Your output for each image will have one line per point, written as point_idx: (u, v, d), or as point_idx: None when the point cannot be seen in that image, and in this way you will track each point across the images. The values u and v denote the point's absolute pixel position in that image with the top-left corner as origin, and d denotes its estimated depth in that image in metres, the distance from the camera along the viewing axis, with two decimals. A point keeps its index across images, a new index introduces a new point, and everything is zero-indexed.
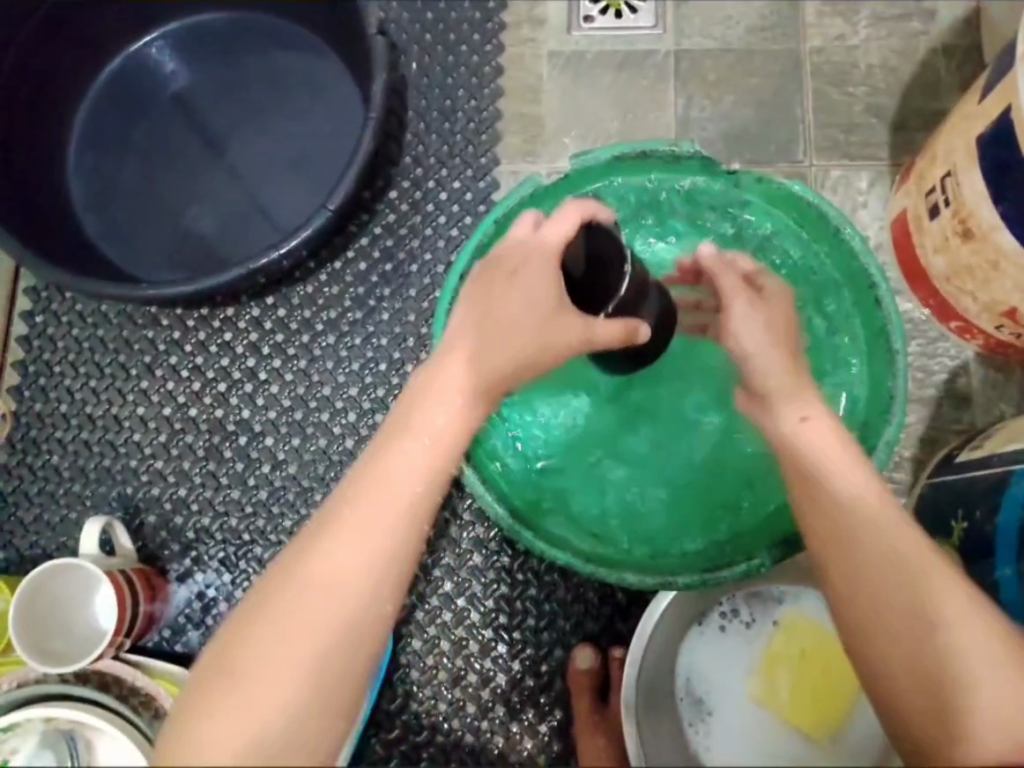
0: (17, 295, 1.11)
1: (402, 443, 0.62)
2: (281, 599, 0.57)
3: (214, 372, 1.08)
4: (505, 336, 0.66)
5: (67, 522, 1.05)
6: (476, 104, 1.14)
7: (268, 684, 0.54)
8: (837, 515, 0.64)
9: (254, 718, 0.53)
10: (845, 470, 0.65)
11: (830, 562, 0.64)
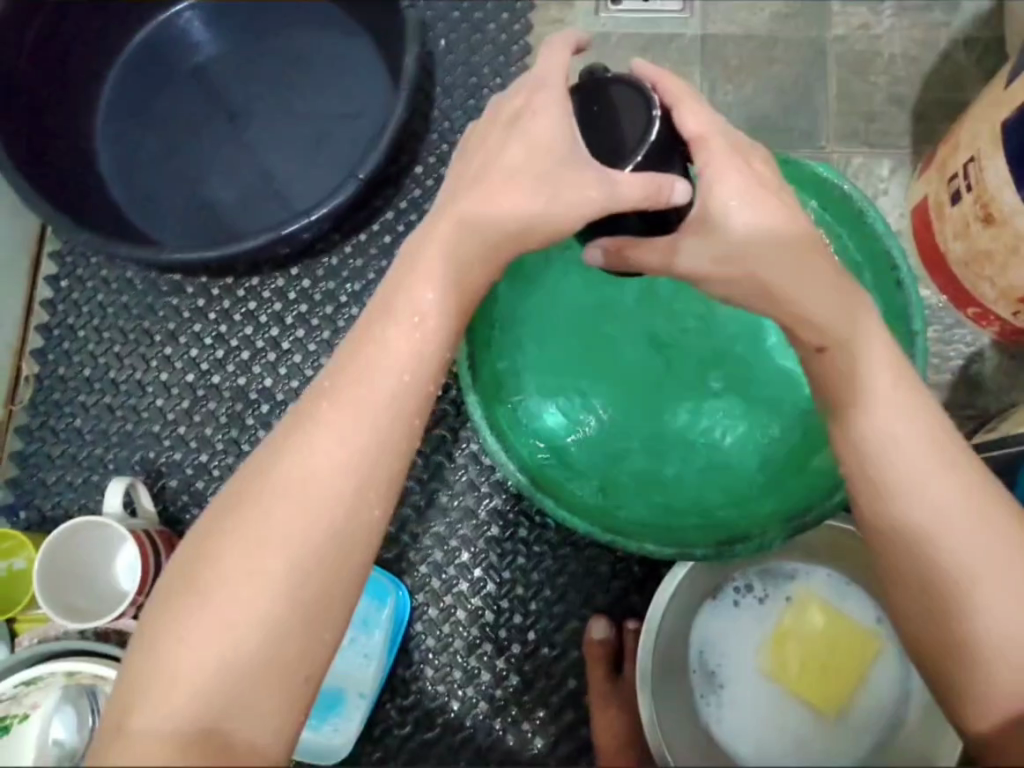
0: (42, 259, 1.12)
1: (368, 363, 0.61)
2: (253, 504, 0.58)
3: (238, 340, 1.09)
4: (487, 221, 0.62)
5: (89, 483, 1.06)
6: (501, 82, 1.15)
7: (242, 590, 0.55)
8: (880, 429, 0.61)
9: (232, 621, 0.55)
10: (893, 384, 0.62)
11: (862, 480, 0.62)
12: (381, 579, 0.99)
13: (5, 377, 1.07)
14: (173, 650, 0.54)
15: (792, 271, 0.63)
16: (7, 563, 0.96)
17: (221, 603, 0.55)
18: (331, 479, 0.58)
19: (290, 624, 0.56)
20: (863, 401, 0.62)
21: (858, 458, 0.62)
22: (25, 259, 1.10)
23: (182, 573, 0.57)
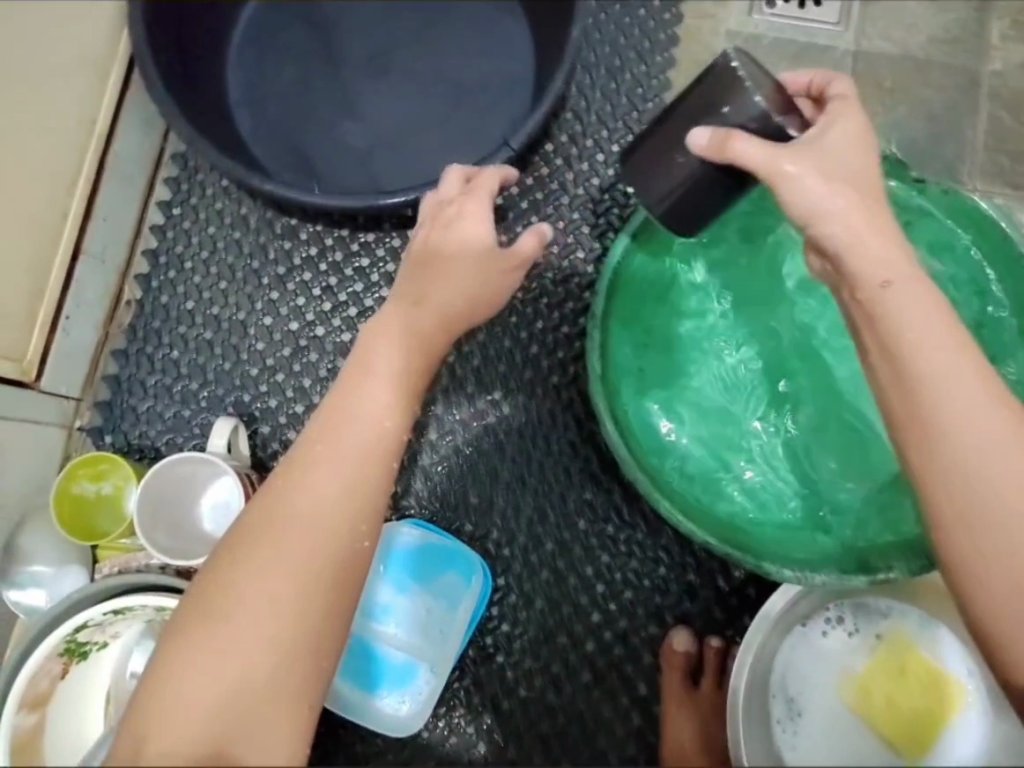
0: (157, 182, 1.08)
1: (333, 429, 0.68)
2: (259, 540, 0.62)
3: (346, 295, 1.06)
4: (443, 286, 0.74)
5: (179, 418, 1.04)
6: (645, 69, 1.12)
7: (248, 615, 0.58)
8: (927, 361, 0.63)
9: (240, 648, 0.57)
10: (936, 319, 0.64)
11: (902, 406, 0.64)
12: (470, 559, 0.98)
13: (108, 297, 1.04)
14: (174, 686, 0.56)
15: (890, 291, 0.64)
16: (96, 483, 0.94)
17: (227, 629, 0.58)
18: (325, 512, 0.64)
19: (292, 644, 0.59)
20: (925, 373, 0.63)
21: (919, 427, 0.63)
22: (141, 179, 1.06)
23: (189, 611, 0.60)
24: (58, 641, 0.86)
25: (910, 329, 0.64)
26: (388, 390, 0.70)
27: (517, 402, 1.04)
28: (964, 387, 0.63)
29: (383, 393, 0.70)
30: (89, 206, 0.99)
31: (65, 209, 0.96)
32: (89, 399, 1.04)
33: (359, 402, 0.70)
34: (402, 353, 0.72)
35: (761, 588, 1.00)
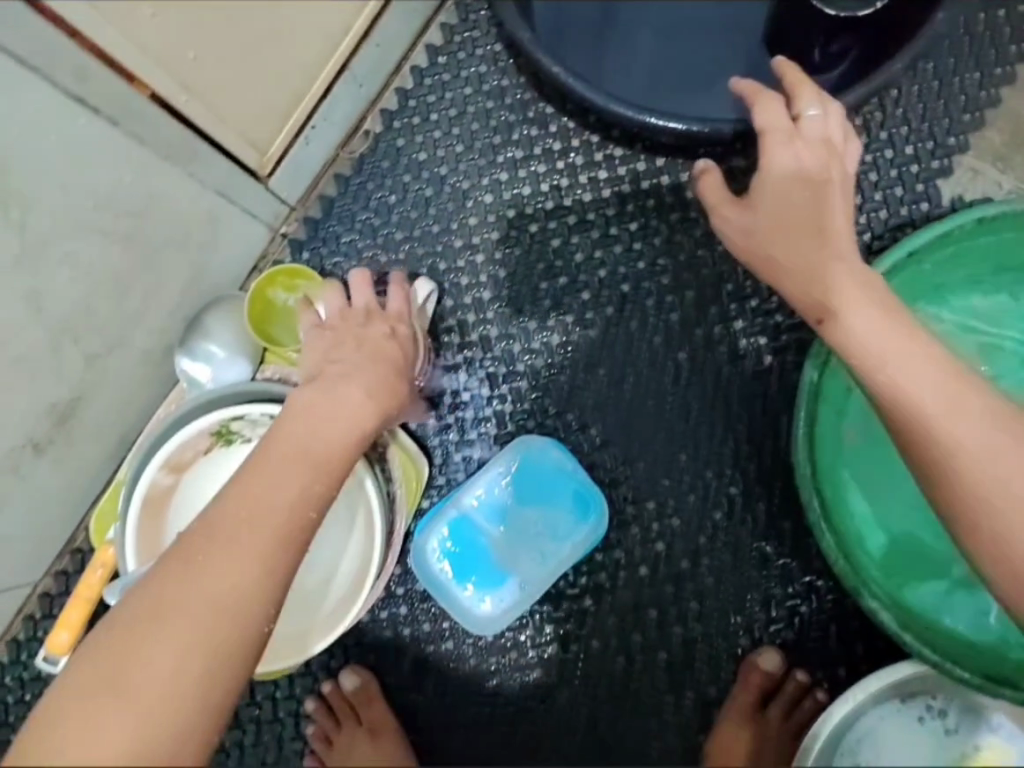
0: (432, 26, 1.06)
1: (282, 452, 0.70)
2: (219, 517, 0.62)
3: (570, 202, 1.02)
4: (354, 377, 0.80)
5: (373, 260, 1.05)
6: (977, 78, 0.98)
7: (192, 587, 0.57)
8: (849, 308, 0.69)
9: (188, 616, 0.56)
10: (864, 279, 0.71)
11: (830, 329, 0.70)
12: (598, 504, 0.97)
13: (349, 123, 1.04)
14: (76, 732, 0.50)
15: (822, 239, 0.71)
16: (288, 293, 0.98)
17: (173, 605, 0.56)
18: (270, 506, 0.64)
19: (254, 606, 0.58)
20: (879, 348, 0.68)
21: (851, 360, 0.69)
22: (421, 18, 1.04)
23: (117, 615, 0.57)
24: (215, 422, 0.91)
25: (821, 246, 0.71)
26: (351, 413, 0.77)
27: (696, 374, 0.99)
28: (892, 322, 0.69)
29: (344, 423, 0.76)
30: (370, 29, 0.98)
31: (351, 24, 0.96)
32: (299, 212, 1.06)
33: (325, 423, 0.75)
34: (344, 417, 0.76)
35: (870, 649, 0.94)
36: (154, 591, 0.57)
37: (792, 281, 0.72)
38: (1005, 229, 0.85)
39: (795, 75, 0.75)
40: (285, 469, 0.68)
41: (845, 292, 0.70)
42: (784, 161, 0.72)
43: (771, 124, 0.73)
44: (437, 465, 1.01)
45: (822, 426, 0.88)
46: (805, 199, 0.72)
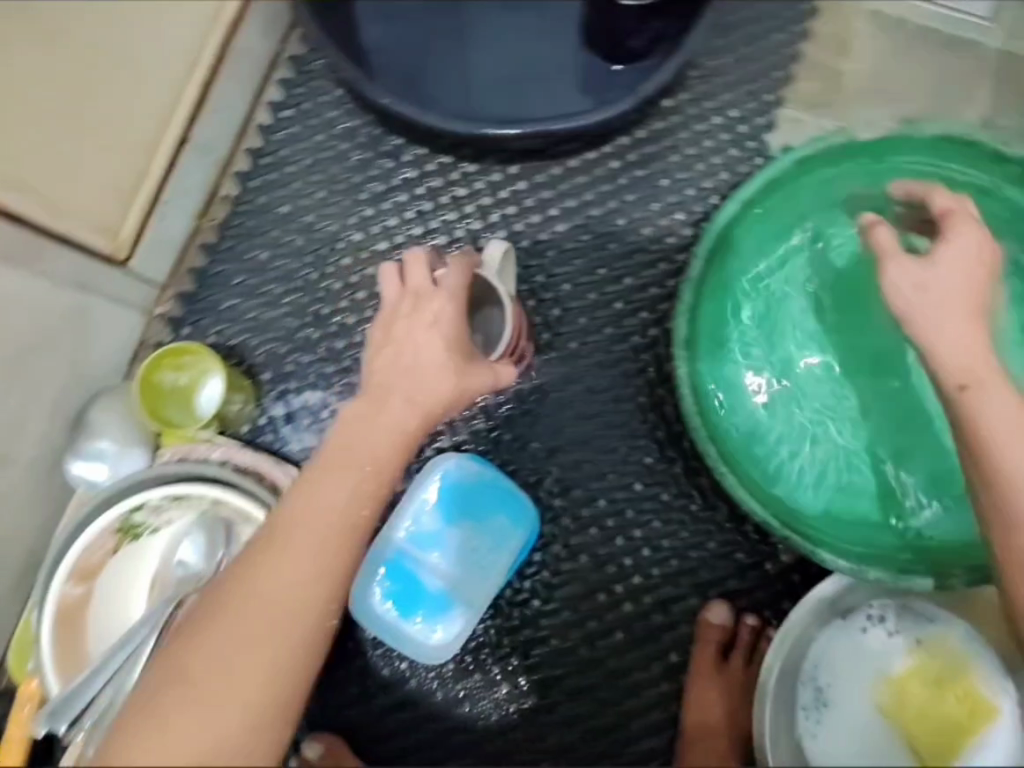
0: (271, 82, 1.05)
1: (324, 480, 0.78)
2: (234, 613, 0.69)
3: (438, 223, 1.03)
4: (411, 388, 0.83)
5: (257, 320, 1.03)
6: (781, 38, 1.04)
7: (215, 677, 0.65)
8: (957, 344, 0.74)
9: (213, 708, 0.63)
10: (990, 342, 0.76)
11: (977, 391, 0.73)
12: (522, 504, 0.98)
13: (207, 188, 1.03)
14: (152, 732, 0.62)
15: (970, 309, 0.76)
16: (176, 373, 0.96)
17: (198, 695, 0.64)
18: (322, 543, 0.74)
19: (272, 709, 0.66)
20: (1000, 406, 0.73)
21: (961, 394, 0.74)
22: (257, 75, 1.03)
23: (155, 677, 0.66)
24: (118, 517, 0.92)
25: (955, 293, 0.76)
26: (351, 483, 0.78)
27: (591, 360, 1.02)
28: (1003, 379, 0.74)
29: (380, 446, 0.80)
30: (206, 92, 0.96)
31: (179, 93, 0.94)
32: (172, 289, 1.03)
33: (365, 438, 0.81)
34: (380, 437, 0.81)
35: (807, 578, 0.99)
36: (220, 608, 0.69)
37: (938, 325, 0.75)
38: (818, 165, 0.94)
39: (949, 200, 0.82)
40: (291, 556, 0.73)
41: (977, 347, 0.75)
42: (952, 272, 0.77)
43: (947, 208, 0.81)
44: None
45: (708, 378, 0.95)
46: (975, 279, 0.77)
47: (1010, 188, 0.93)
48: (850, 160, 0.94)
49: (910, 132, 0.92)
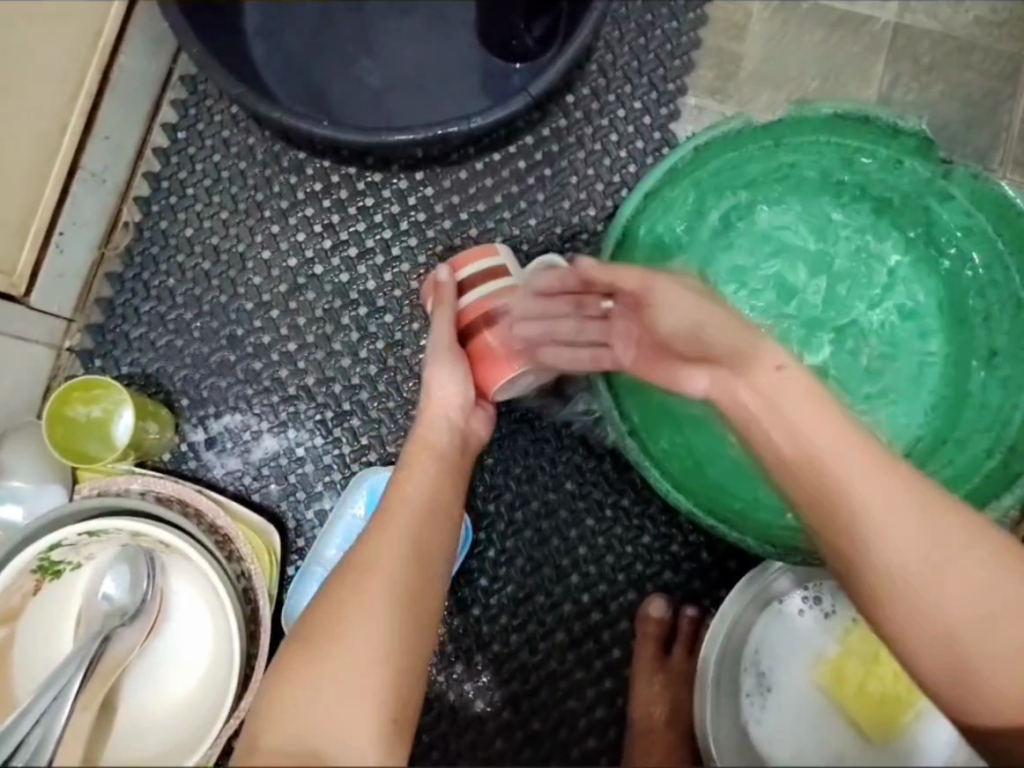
0: (163, 104, 1.05)
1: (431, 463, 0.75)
2: (357, 564, 0.65)
3: (348, 235, 1.03)
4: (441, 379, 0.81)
5: (171, 347, 1.02)
6: (675, 25, 1.04)
7: (365, 637, 0.60)
8: (870, 496, 0.63)
9: (346, 672, 0.58)
10: (830, 416, 0.65)
11: (848, 544, 0.65)
12: None
13: (105, 219, 1.02)
14: (291, 709, 0.56)
15: (805, 404, 0.66)
16: (88, 407, 0.94)
17: (329, 662, 0.58)
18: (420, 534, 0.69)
19: (386, 688, 0.58)
20: (861, 541, 0.64)
21: (847, 548, 0.65)
22: (147, 100, 1.03)
23: (283, 656, 0.60)
24: (32, 559, 0.88)
25: (796, 418, 0.65)
26: (437, 462, 0.76)
27: None
28: (888, 481, 0.63)
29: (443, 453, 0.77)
30: (90, 122, 0.95)
31: (66, 122, 0.93)
32: (81, 322, 1.02)
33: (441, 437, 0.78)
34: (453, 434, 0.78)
35: (742, 564, 0.99)
36: (332, 592, 0.63)
37: (850, 503, 0.63)
38: (713, 155, 0.95)
39: None
40: (405, 510, 0.70)
41: (807, 441, 0.65)
42: (681, 304, 0.69)
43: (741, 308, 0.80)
44: (293, 529, 0.99)
45: (627, 373, 0.96)
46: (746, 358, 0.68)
47: (901, 160, 0.95)
48: (743, 148, 0.95)
49: (801, 114, 0.93)
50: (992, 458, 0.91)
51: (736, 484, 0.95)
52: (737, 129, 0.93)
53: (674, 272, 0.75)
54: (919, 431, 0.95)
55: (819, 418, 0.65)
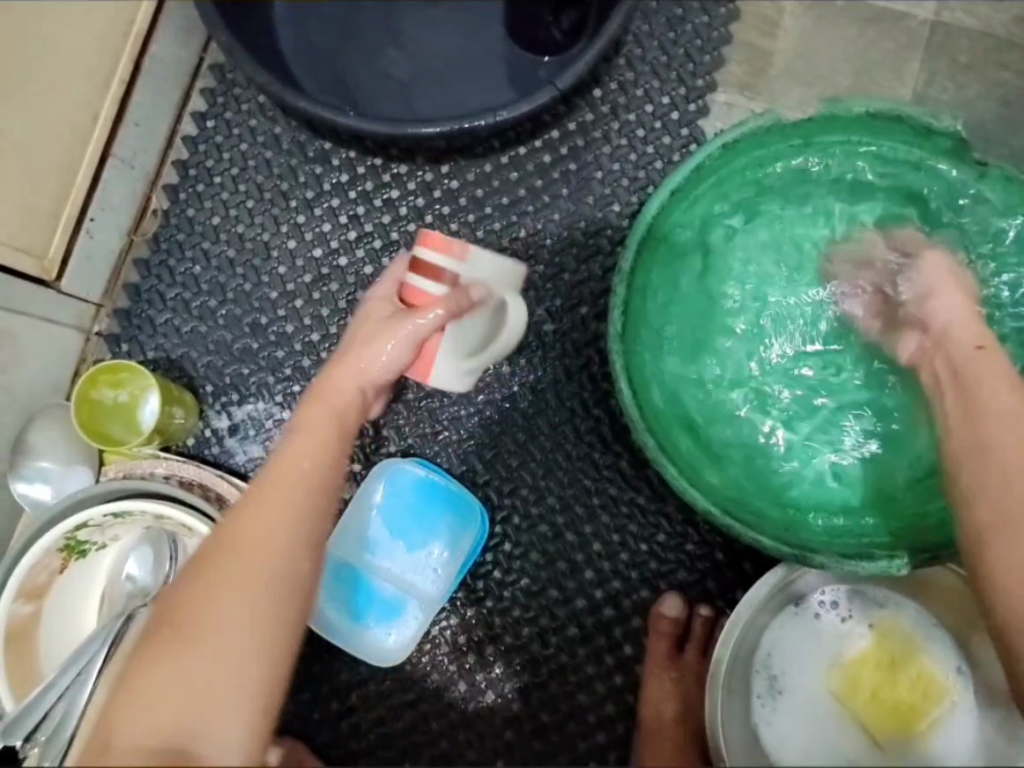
0: (193, 93, 1.06)
1: (314, 441, 0.74)
2: (216, 563, 0.62)
3: (372, 226, 1.03)
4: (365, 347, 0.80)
5: (194, 334, 1.04)
6: (706, 20, 1.03)
7: (229, 622, 0.58)
8: (1007, 437, 0.72)
9: (203, 668, 0.56)
10: (1013, 396, 0.74)
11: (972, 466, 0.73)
12: (471, 503, 0.98)
13: (134, 205, 1.03)
14: (141, 705, 0.54)
15: (1010, 400, 0.74)
16: (115, 390, 0.95)
17: (188, 654, 0.56)
18: (298, 514, 0.67)
19: (261, 690, 0.57)
20: (995, 464, 0.72)
21: (975, 473, 0.73)
22: (177, 88, 1.04)
23: (144, 645, 0.58)
24: (59, 537, 0.90)
25: (1001, 380, 0.76)
26: (325, 440, 0.74)
27: (534, 359, 1.02)
28: None
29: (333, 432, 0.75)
30: (122, 110, 0.97)
31: (98, 110, 0.94)
32: (108, 306, 1.04)
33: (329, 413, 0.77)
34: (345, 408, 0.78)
35: (757, 566, 0.99)
36: (199, 576, 0.61)
37: (990, 430, 0.73)
38: (742, 152, 0.94)
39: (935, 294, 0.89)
40: (285, 487, 0.69)
41: (984, 397, 0.75)
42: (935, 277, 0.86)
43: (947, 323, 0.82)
44: None
45: (648, 372, 0.96)
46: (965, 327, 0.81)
47: (934, 163, 0.94)
48: (772, 146, 0.94)
49: (832, 112, 0.91)
50: None
51: (754, 488, 0.95)
52: (770, 125, 0.92)
53: (940, 289, 0.85)
54: None
55: (1016, 401, 0.74)
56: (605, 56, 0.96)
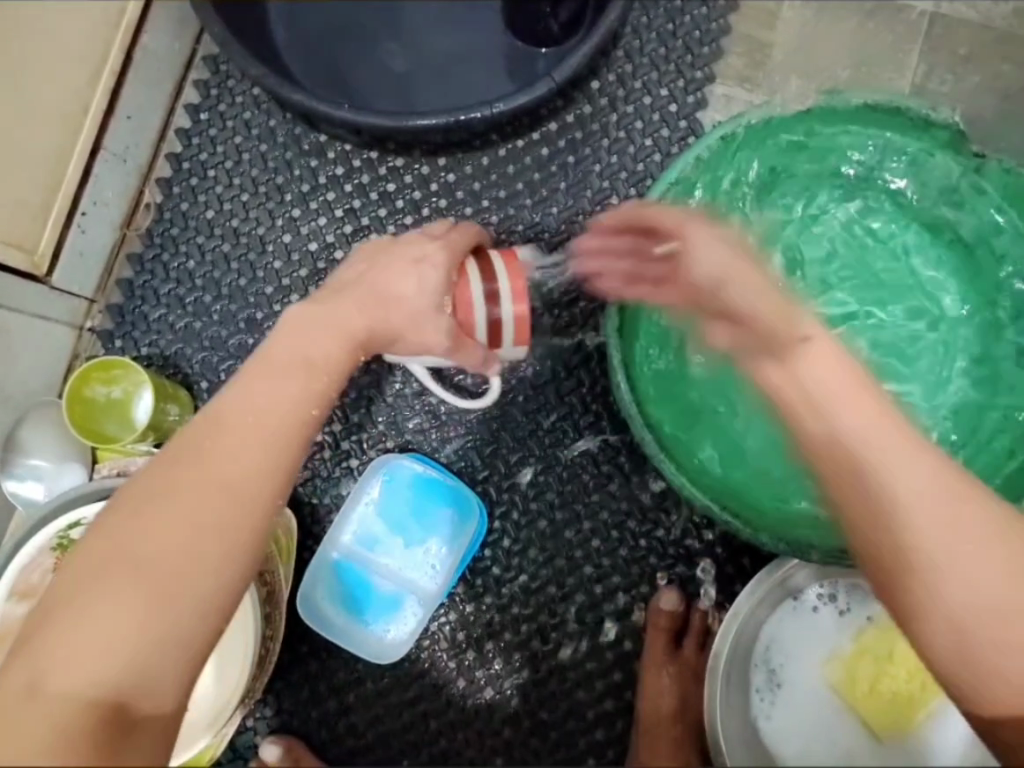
0: (185, 85, 1.04)
1: (291, 374, 0.61)
2: (136, 502, 0.54)
3: (369, 220, 1.02)
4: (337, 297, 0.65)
5: (189, 329, 1.03)
6: (705, 11, 1.02)
7: (146, 575, 0.52)
8: (906, 490, 0.56)
9: (108, 625, 0.50)
10: (892, 430, 0.57)
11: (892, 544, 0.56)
12: (469, 500, 0.97)
13: (127, 199, 1.02)
14: (50, 652, 0.50)
15: (892, 438, 0.57)
16: (108, 386, 0.94)
17: (95, 607, 0.51)
18: (254, 462, 0.57)
19: (188, 643, 0.52)
20: (909, 536, 0.56)
21: (914, 572, 0.56)
22: (170, 80, 1.02)
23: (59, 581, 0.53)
24: (51, 536, 0.89)
25: (829, 392, 0.59)
26: (301, 375, 0.61)
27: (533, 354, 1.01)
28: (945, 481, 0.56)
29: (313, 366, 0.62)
30: (112, 102, 0.95)
31: (88, 103, 0.92)
32: (101, 302, 1.03)
33: (314, 349, 0.62)
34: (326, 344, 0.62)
35: (756, 561, 0.99)
36: (118, 520, 0.54)
37: (899, 511, 0.56)
38: (740, 147, 0.93)
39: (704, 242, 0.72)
40: (245, 426, 0.58)
41: (863, 445, 0.57)
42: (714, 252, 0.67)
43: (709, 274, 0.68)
44: (309, 511, 1.01)
45: (647, 368, 0.95)
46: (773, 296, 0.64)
47: (934, 155, 0.92)
48: (771, 139, 0.94)
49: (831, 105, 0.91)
50: (1011, 460, 0.90)
51: (753, 484, 0.94)
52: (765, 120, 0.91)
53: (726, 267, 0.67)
54: (941, 431, 0.94)
55: (898, 442, 0.57)
56: (603, 48, 0.95)
